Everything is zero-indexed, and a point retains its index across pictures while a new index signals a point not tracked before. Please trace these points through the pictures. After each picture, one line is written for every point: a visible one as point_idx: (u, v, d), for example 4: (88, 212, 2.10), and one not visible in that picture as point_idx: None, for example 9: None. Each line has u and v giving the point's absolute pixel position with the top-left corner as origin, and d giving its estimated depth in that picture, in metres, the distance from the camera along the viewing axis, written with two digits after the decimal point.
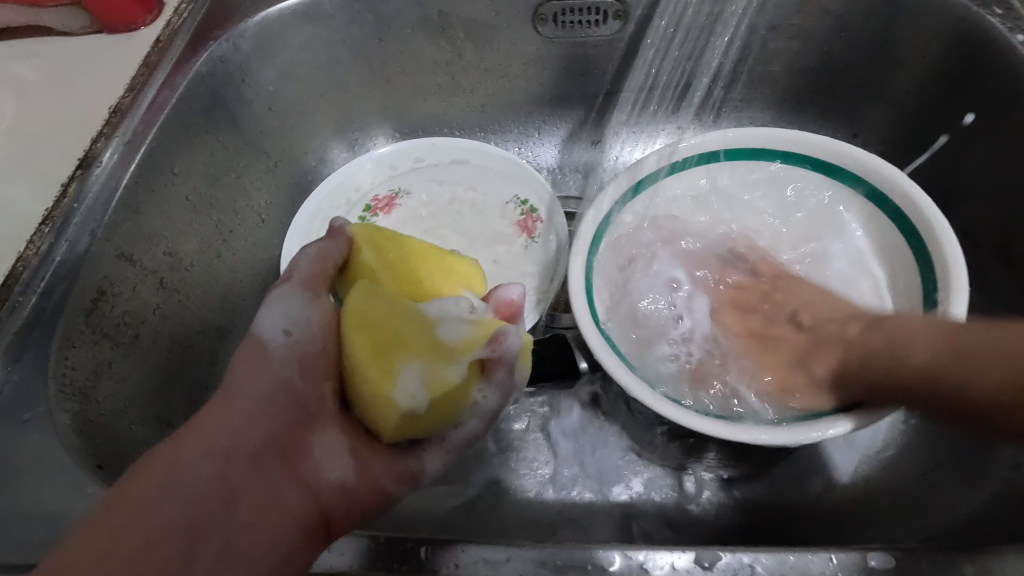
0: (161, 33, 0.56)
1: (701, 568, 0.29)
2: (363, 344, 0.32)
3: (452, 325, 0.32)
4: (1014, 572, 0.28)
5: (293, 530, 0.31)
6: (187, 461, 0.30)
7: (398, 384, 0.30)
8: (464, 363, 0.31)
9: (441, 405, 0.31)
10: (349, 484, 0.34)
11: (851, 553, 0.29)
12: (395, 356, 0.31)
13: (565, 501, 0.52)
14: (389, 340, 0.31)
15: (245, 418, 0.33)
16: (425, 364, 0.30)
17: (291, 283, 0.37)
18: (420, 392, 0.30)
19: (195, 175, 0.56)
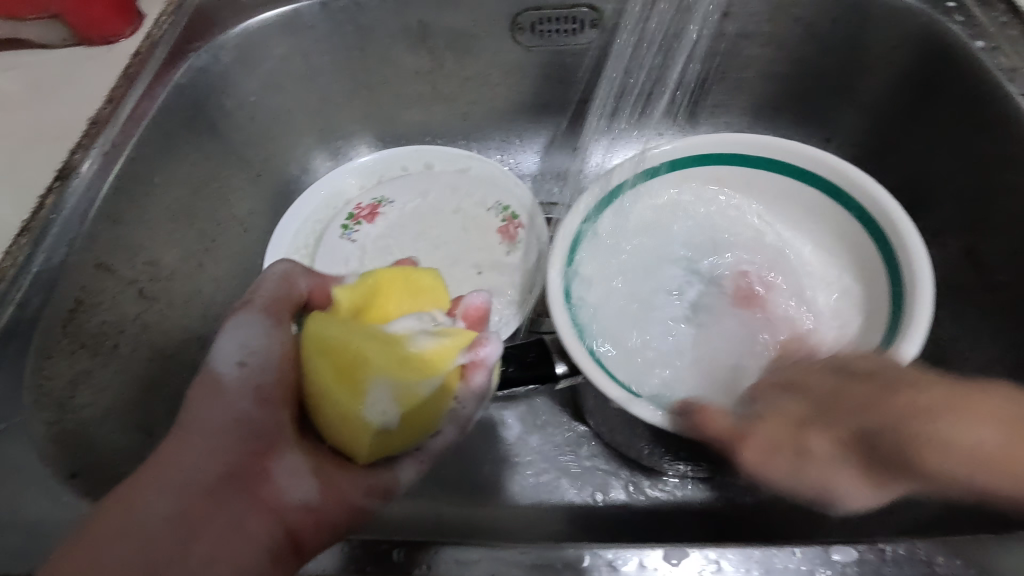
0: (141, 44, 0.57)
1: (668, 564, 0.30)
2: (327, 367, 0.33)
3: (420, 339, 0.33)
4: (971, 561, 0.29)
5: (260, 557, 0.30)
6: (144, 503, 0.30)
7: (368, 402, 0.32)
8: (431, 377, 0.33)
9: (413, 418, 0.33)
10: (313, 504, 0.33)
11: (814, 547, 0.29)
12: (361, 375, 0.32)
13: (546, 503, 0.53)
14: (353, 360, 0.32)
15: (200, 452, 0.32)
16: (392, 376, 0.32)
17: (255, 302, 0.37)
18: (390, 407, 0.32)
19: (176, 185, 0.56)
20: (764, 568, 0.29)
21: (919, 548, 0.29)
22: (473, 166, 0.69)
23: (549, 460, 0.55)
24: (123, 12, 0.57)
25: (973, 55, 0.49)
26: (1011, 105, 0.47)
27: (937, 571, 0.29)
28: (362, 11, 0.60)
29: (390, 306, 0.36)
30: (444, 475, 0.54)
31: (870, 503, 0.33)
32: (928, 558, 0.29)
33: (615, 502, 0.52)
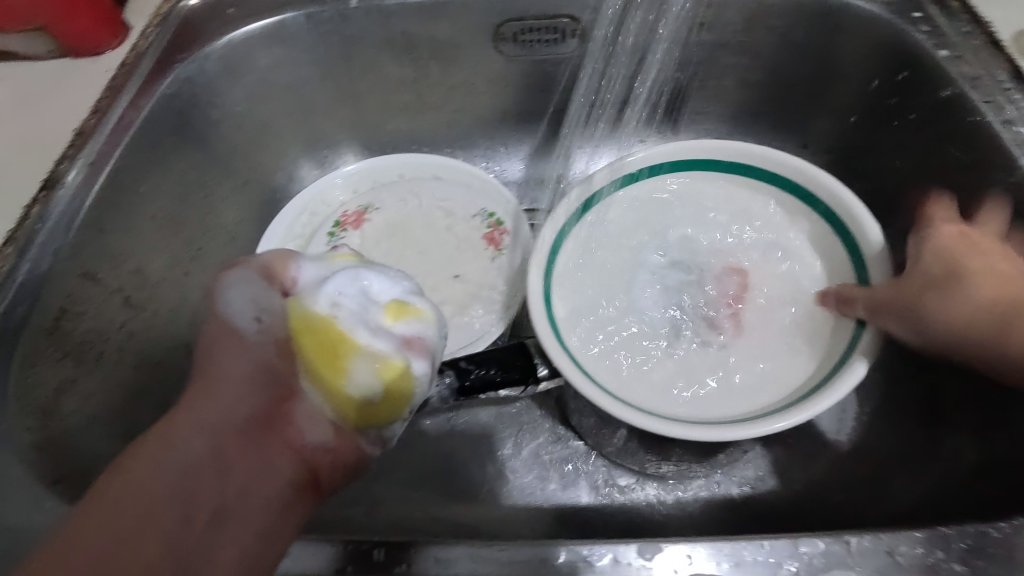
0: (127, 55, 0.58)
1: (641, 559, 0.31)
2: (313, 351, 0.34)
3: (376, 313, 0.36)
4: (931, 551, 0.30)
5: (284, 488, 0.32)
6: (180, 437, 0.31)
7: (355, 379, 0.34)
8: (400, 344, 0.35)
9: (397, 387, 0.35)
10: (331, 445, 0.34)
11: (781, 540, 0.30)
12: (343, 357, 0.34)
13: (530, 503, 0.53)
14: (333, 342, 0.34)
15: (232, 391, 0.34)
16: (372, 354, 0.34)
17: (256, 270, 0.38)
18: (376, 380, 0.34)
19: (162, 194, 0.57)
20: (733, 561, 0.30)
21: (882, 539, 0.30)
22: (458, 174, 0.69)
23: (534, 462, 0.55)
24: (109, 25, 0.58)
25: (939, 64, 0.51)
26: (975, 111, 0.49)
27: (898, 561, 0.30)
28: (347, 22, 0.61)
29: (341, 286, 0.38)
30: (429, 478, 0.55)
31: (954, 325, 0.41)
32: (890, 548, 0.30)
33: (601, 502, 0.53)
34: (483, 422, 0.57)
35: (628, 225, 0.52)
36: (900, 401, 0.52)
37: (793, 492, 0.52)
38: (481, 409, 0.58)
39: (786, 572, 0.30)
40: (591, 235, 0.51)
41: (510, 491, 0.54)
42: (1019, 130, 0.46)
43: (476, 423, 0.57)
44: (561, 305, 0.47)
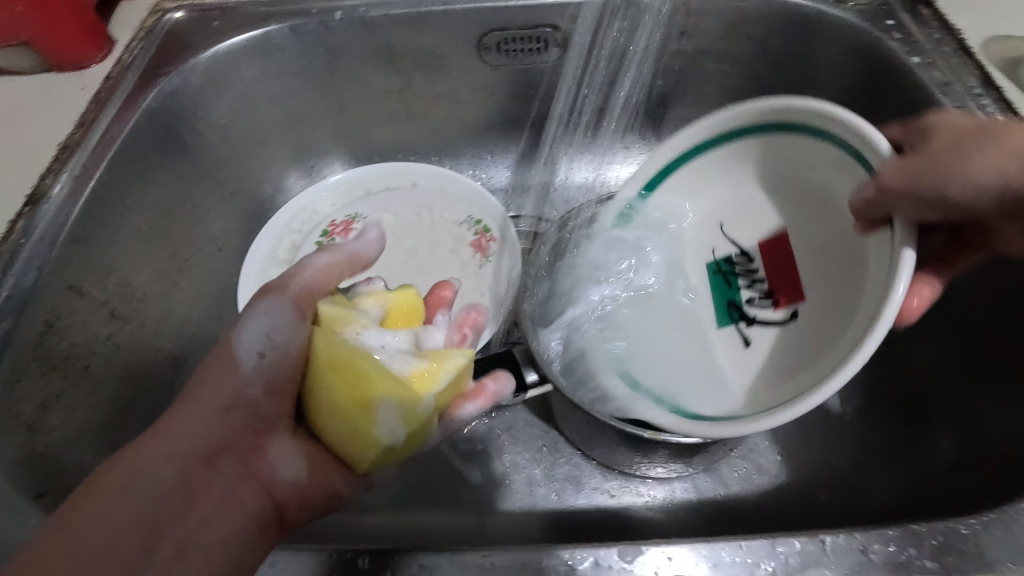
0: (112, 69, 0.58)
1: (621, 561, 0.31)
2: (338, 389, 0.32)
3: (402, 365, 0.34)
4: (903, 548, 0.30)
5: (247, 522, 0.33)
6: (147, 466, 0.32)
7: (378, 421, 0.32)
8: (429, 398, 0.33)
9: (415, 437, 0.33)
10: (299, 483, 0.35)
11: (758, 540, 0.31)
12: (371, 388, 0.32)
13: (517, 509, 0.54)
14: (366, 375, 0.32)
15: (205, 422, 0.34)
16: (406, 399, 0.32)
17: (280, 298, 0.36)
18: (398, 426, 0.32)
19: (148, 206, 0.57)
20: (712, 562, 0.31)
21: (856, 537, 0.31)
22: (446, 182, 0.70)
23: (523, 467, 0.56)
24: (94, 38, 0.58)
25: (911, 70, 0.52)
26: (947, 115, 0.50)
27: (872, 559, 0.30)
28: (332, 34, 0.61)
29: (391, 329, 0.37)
30: (418, 486, 0.55)
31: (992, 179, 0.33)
32: (864, 546, 0.30)
33: (591, 506, 0.53)
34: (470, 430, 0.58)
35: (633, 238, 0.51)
36: (880, 401, 0.53)
37: (778, 493, 0.52)
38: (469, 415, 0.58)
39: (763, 572, 0.30)
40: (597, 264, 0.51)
41: (498, 497, 0.54)
42: None
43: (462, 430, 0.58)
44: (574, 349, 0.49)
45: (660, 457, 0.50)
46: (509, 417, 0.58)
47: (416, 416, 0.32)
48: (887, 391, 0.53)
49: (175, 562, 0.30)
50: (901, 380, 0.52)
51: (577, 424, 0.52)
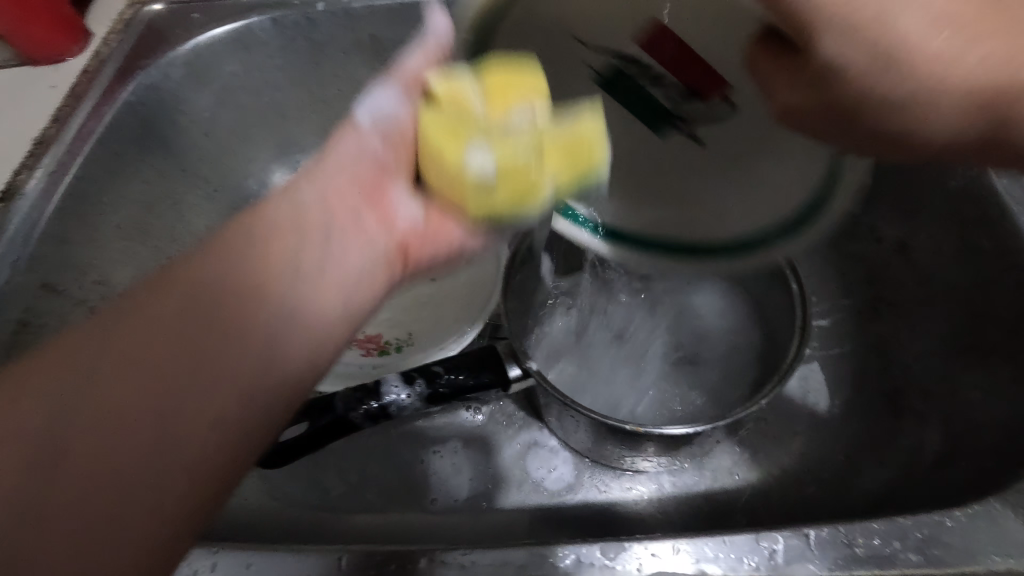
0: (89, 62, 0.56)
1: (604, 558, 0.31)
2: (440, 127, 0.33)
3: (524, 118, 0.33)
4: (887, 541, 0.30)
5: (296, 360, 0.31)
6: (182, 296, 0.30)
7: (473, 158, 0.33)
8: (532, 147, 0.33)
9: (513, 179, 0.33)
10: (350, 310, 0.34)
11: (742, 535, 0.30)
12: (503, 123, 0.33)
13: (506, 506, 0.53)
14: (470, 115, 0.33)
15: (217, 273, 0.31)
16: (535, 118, 0.33)
17: (327, 160, 0.37)
18: (490, 160, 0.32)
19: (127, 202, 0.57)
20: (695, 557, 0.30)
21: (839, 529, 0.30)
22: None
23: (512, 463, 0.55)
24: (70, 31, 0.56)
25: None
26: None
27: (857, 553, 0.30)
28: (315, 26, 0.60)
29: (512, 92, 0.33)
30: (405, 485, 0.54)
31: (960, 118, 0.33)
32: (848, 540, 0.30)
33: (581, 502, 0.53)
34: (458, 427, 0.57)
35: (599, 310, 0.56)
36: (869, 394, 0.53)
37: (767, 486, 0.52)
38: (457, 412, 0.57)
39: (746, 568, 0.30)
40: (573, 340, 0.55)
41: (486, 494, 0.54)
42: None
43: (450, 427, 0.57)
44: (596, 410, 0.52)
45: (648, 451, 0.50)
46: (498, 412, 0.57)
47: (533, 146, 0.33)
48: (876, 383, 0.53)
49: (212, 383, 0.29)
50: (890, 373, 0.52)
51: (565, 421, 0.52)
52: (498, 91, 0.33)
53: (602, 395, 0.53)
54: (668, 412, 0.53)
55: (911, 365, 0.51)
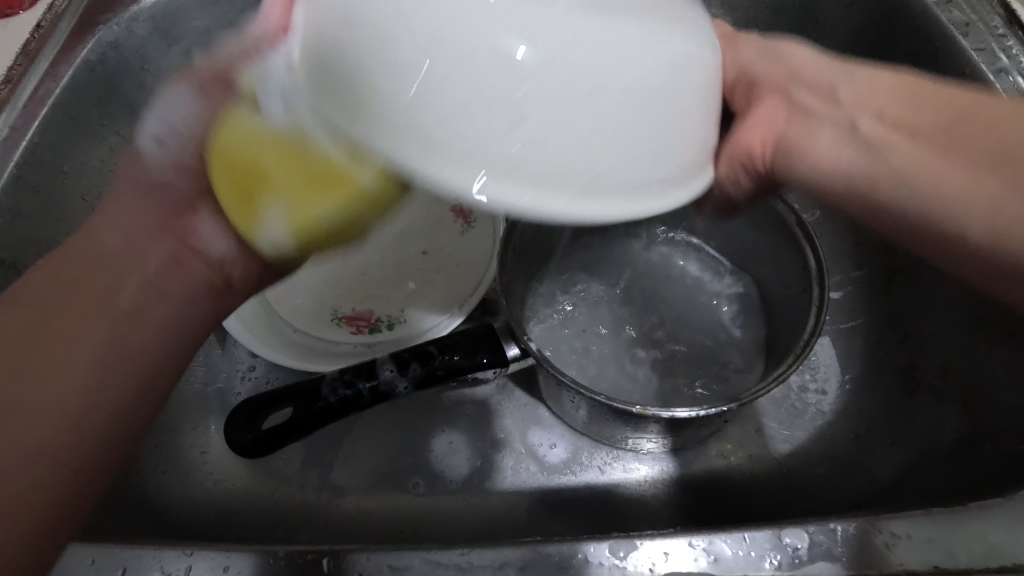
0: (43, 15, 0.50)
1: (613, 559, 0.28)
2: (227, 186, 0.28)
3: (269, 229, 0.27)
4: (921, 539, 0.28)
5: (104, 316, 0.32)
6: None
7: (261, 226, 0.28)
8: (285, 235, 0.28)
9: (314, 240, 0.28)
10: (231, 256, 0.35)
11: (762, 531, 0.28)
12: (260, 192, 0.27)
13: (504, 488, 0.51)
14: (257, 172, 0.27)
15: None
16: (284, 191, 0.26)
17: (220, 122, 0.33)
18: (282, 235, 0.28)
19: (91, 172, 0.52)
20: (712, 556, 0.28)
21: (866, 526, 0.28)
22: None
23: (507, 444, 0.52)
24: None
25: (929, 9, 0.47)
26: (965, 60, 0.45)
27: (886, 550, 0.28)
28: None
29: (256, 189, 0.27)
30: (393, 467, 0.51)
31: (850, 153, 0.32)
32: (876, 536, 0.28)
33: (580, 484, 0.51)
34: (447, 406, 0.54)
35: (633, 288, 0.55)
36: (882, 368, 0.51)
37: (776, 465, 0.50)
38: (449, 392, 0.54)
39: (768, 567, 0.28)
40: (588, 306, 0.54)
41: (482, 476, 0.51)
42: (1012, 80, 0.43)
43: (435, 403, 0.54)
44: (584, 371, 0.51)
45: (652, 432, 0.47)
46: (494, 391, 0.55)
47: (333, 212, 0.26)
48: (891, 358, 0.51)
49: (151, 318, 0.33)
50: (907, 347, 0.50)
51: (566, 402, 0.49)
52: (237, 191, 0.27)
53: (602, 375, 0.51)
54: (673, 392, 0.50)
55: (928, 340, 0.48)
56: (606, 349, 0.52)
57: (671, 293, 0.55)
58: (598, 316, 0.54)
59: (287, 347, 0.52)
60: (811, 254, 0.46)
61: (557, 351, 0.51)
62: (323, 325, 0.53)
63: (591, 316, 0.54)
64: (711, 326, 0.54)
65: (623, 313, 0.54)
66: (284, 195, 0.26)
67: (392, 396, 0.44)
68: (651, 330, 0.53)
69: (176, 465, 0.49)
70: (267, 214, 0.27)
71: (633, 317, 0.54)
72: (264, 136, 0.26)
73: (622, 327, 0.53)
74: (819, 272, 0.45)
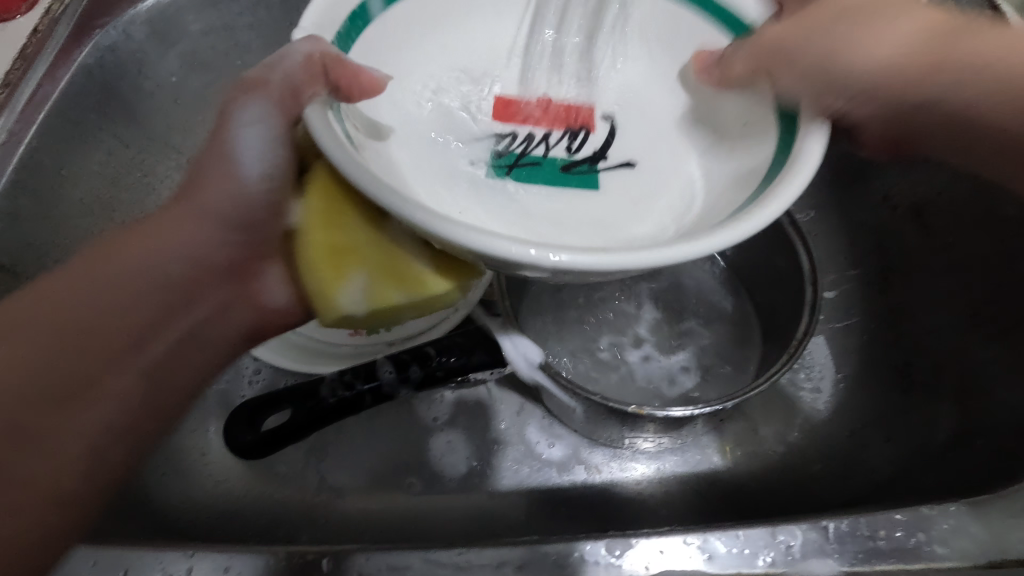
0: (41, 21, 0.49)
1: (610, 556, 0.29)
2: (319, 242, 0.32)
3: (352, 295, 0.32)
4: (913, 535, 0.28)
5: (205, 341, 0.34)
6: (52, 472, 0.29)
7: (343, 290, 0.32)
8: (360, 304, 0.32)
9: (379, 316, 0.34)
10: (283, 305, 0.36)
11: (756, 528, 0.29)
12: (349, 267, 0.32)
13: (502, 488, 0.51)
14: (352, 246, 0.32)
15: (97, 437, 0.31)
16: (372, 267, 0.32)
17: (267, 91, 0.34)
18: (362, 301, 0.32)
19: (89, 176, 0.52)
20: (706, 554, 0.28)
21: (861, 523, 0.28)
22: None
23: (505, 443, 0.53)
24: None
25: None
26: None
27: (879, 546, 0.28)
28: None
29: (347, 257, 0.32)
30: (392, 467, 0.52)
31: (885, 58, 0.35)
32: (869, 533, 0.28)
33: (578, 482, 0.51)
34: (444, 406, 0.54)
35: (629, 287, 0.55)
36: (876, 367, 0.51)
37: (770, 463, 0.51)
38: (448, 391, 0.55)
39: (762, 563, 0.28)
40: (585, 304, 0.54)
41: (480, 475, 0.52)
42: None
43: (431, 404, 0.54)
44: (580, 372, 0.51)
45: (648, 431, 0.48)
46: (492, 390, 0.55)
47: (408, 274, 0.33)
48: (883, 357, 0.51)
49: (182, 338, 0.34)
50: (900, 345, 0.50)
51: (562, 401, 0.50)
52: (327, 255, 0.32)
53: (598, 374, 0.51)
54: (669, 390, 0.51)
55: (921, 339, 0.49)
56: (602, 348, 0.53)
57: (668, 291, 0.55)
58: (595, 317, 0.54)
59: (286, 349, 0.53)
60: (805, 254, 0.47)
61: (553, 352, 0.52)
62: (320, 326, 0.53)
63: (587, 315, 0.54)
64: (708, 325, 0.54)
65: (618, 311, 0.54)
66: (372, 267, 0.32)
67: (391, 396, 0.45)
68: (647, 329, 0.54)
69: (177, 466, 0.49)
70: (345, 311, 0.32)
71: (628, 316, 0.54)
72: (359, 218, 0.32)
73: (616, 325, 0.54)
74: (813, 270, 0.46)
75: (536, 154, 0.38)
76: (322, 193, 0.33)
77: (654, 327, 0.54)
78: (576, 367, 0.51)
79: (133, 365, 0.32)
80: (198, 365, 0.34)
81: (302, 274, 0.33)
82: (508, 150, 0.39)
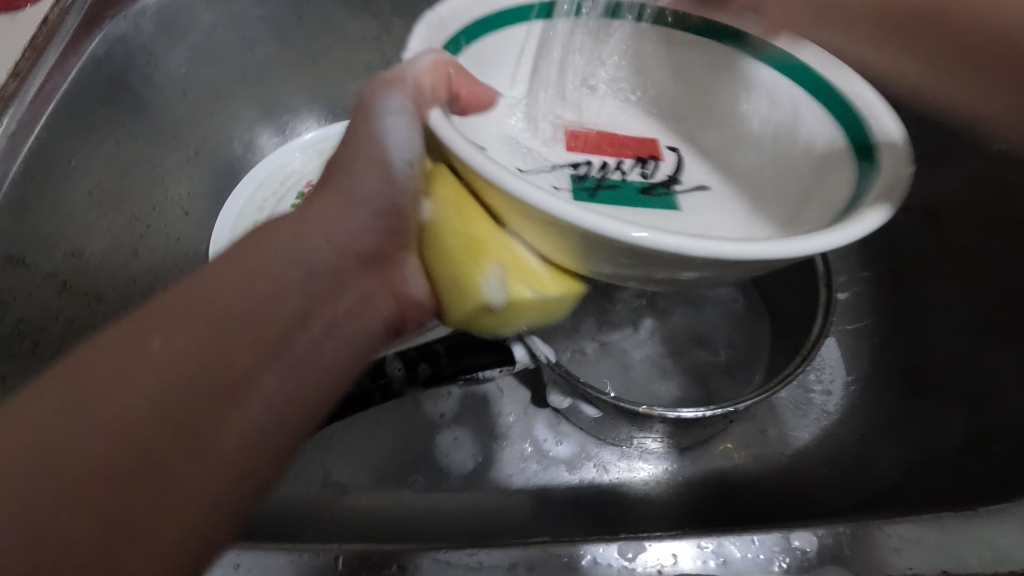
0: (51, 11, 0.49)
1: (622, 559, 0.28)
2: (456, 237, 0.35)
3: (491, 286, 0.35)
4: (931, 543, 0.28)
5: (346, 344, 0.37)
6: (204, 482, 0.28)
7: (485, 283, 0.35)
8: (499, 296, 0.36)
9: (515, 306, 0.36)
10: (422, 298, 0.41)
11: (771, 533, 0.28)
12: (485, 261, 0.35)
13: (508, 487, 0.51)
14: (483, 239, 0.34)
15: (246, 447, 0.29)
16: (507, 261, 0.34)
17: (404, 91, 0.33)
18: (501, 292, 0.35)
19: (97, 168, 0.52)
20: (720, 558, 0.28)
21: (878, 529, 0.28)
22: None
23: (512, 441, 0.53)
24: None
25: None
26: None
27: (896, 553, 0.28)
28: None
29: (484, 252, 0.34)
30: (397, 464, 0.52)
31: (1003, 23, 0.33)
32: (886, 539, 0.28)
33: (584, 481, 0.51)
34: (449, 403, 0.54)
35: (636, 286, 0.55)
36: (887, 370, 0.51)
37: (778, 466, 0.50)
38: (454, 388, 0.54)
39: (777, 569, 0.28)
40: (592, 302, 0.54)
41: (485, 472, 0.51)
42: None
43: (437, 401, 0.54)
44: (587, 371, 0.51)
45: (656, 431, 0.48)
46: (497, 388, 0.55)
47: (538, 267, 0.35)
48: (894, 360, 0.50)
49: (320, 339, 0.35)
50: (912, 348, 0.50)
51: (571, 400, 0.49)
52: (467, 248, 0.35)
53: (603, 374, 0.51)
54: (677, 391, 0.50)
55: (933, 343, 0.48)
56: (609, 348, 0.52)
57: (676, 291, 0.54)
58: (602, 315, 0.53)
59: None
60: (819, 254, 0.46)
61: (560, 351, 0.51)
62: None
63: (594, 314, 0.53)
64: (715, 325, 0.54)
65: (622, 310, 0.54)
66: (507, 262, 0.34)
67: (399, 393, 0.45)
68: (654, 329, 0.53)
69: None
70: (488, 300, 0.36)
71: (635, 315, 0.54)
72: (484, 213, 0.34)
73: (622, 325, 0.53)
74: (828, 272, 0.45)
75: (614, 178, 0.38)
76: (450, 186, 0.35)
77: (661, 327, 0.53)
78: (583, 366, 0.51)
79: (283, 365, 0.32)
80: (331, 372, 0.35)
81: (441, 268, 0.36)
82: (587, 175, 0.38)
